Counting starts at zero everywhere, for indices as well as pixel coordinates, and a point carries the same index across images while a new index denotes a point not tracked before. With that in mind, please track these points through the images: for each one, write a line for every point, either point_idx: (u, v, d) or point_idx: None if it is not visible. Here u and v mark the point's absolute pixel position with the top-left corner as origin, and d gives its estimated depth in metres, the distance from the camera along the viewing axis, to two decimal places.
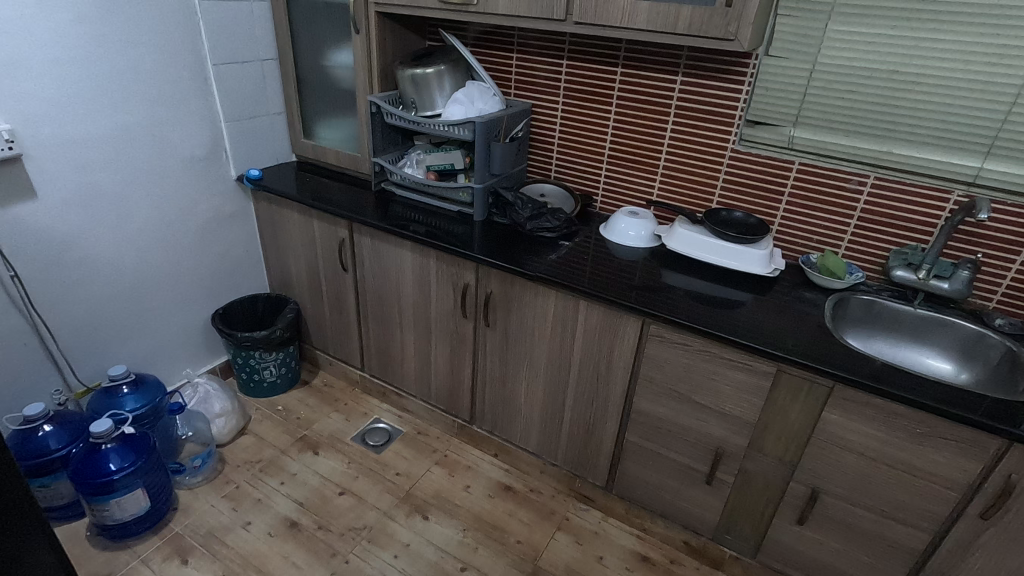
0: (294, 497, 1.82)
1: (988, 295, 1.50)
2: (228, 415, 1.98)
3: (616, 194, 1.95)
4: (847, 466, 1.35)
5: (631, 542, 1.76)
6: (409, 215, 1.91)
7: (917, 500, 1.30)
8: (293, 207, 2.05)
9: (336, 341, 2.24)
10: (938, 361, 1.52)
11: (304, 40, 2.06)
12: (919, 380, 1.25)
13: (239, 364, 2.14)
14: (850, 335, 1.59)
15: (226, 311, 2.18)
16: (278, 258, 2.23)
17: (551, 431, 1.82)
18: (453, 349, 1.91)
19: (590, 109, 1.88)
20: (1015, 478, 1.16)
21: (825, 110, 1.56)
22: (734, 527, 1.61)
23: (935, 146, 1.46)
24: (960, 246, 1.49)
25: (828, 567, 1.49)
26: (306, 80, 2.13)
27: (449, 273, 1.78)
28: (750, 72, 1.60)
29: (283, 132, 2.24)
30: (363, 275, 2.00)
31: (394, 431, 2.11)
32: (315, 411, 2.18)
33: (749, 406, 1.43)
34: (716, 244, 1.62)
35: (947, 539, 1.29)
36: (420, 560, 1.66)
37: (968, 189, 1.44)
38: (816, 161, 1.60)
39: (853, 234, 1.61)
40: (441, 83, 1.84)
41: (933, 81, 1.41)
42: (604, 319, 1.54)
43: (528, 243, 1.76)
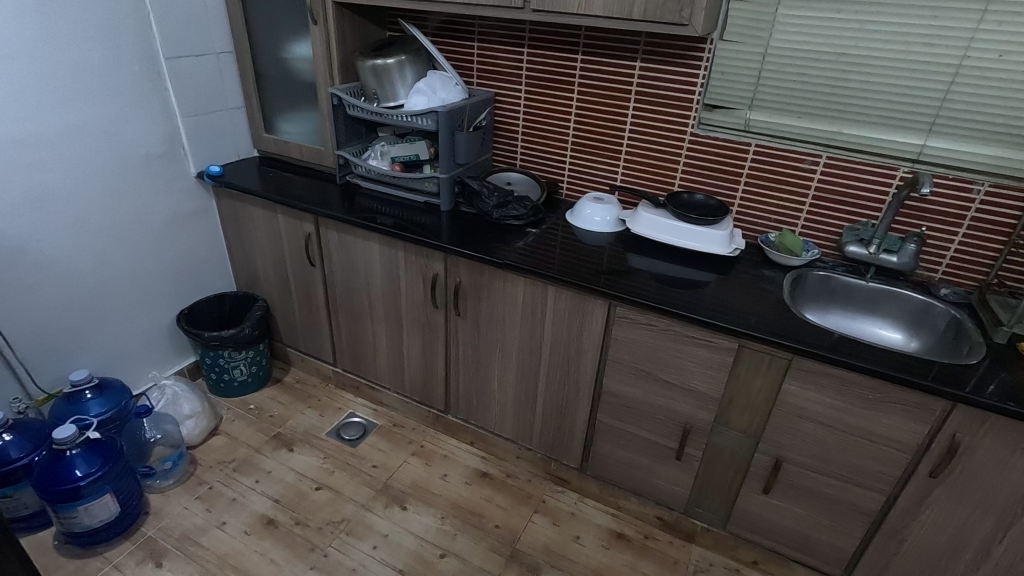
0: (269, 495, 1.81)
1: (934, 266, 1.57)
2: (198, 417, 1.95)
3: (581, 181, 1.97)
4: (808, 434, 1.41)
5: (606, 520, 1.80)
6: (375, 207, 1.90)
7: (872, 463, 1.37)
8: (256, 203, 2.02)
9: (307, 337, 2.23)
10: (889, 331, 1.59)
11: (261, 32, 2.02)
12: (871, 349, 1.31)
13: (207, 364, 2.10)
14: (807, 309, 1.66)
15: (191, 311, 2.14)
16: (243, 256, 2.20)
17: (526, 416, 1.84)
18: (425, 339, 1.91)
19: (553, 97, 1.89)
20: (959, 437, 1.24)
21: (779, 93, 1.61)
22: (704, 500, 1.66)
23: (882, 125, 1.52)
24: (907, 221, 1.56)
25: (794, 532, 1.56)
26: (265, 73, 2.09)
27: (418, 264, 1.78)
28: (706, 57, 1.64)
29: (243, 127, 2.19)
30: (331, 269, 1.98)
31: (369, 425, 2.11)
32: (288, 408, 2.16)
33: (714, 381, 1.47)
34: (679, 226, 1.66)
35: (900, 499, 1.36)
36: (400, 550, 1.67)
37: (914, 166, 1.51)
38: (772, 143, 1.65)
39: (808, 212, 1.67)
40: (403, 74, 1.83)
41: (879, 62, 1.46)
42: (572, 303, 1.57)
43: (496, 232, 1.77)
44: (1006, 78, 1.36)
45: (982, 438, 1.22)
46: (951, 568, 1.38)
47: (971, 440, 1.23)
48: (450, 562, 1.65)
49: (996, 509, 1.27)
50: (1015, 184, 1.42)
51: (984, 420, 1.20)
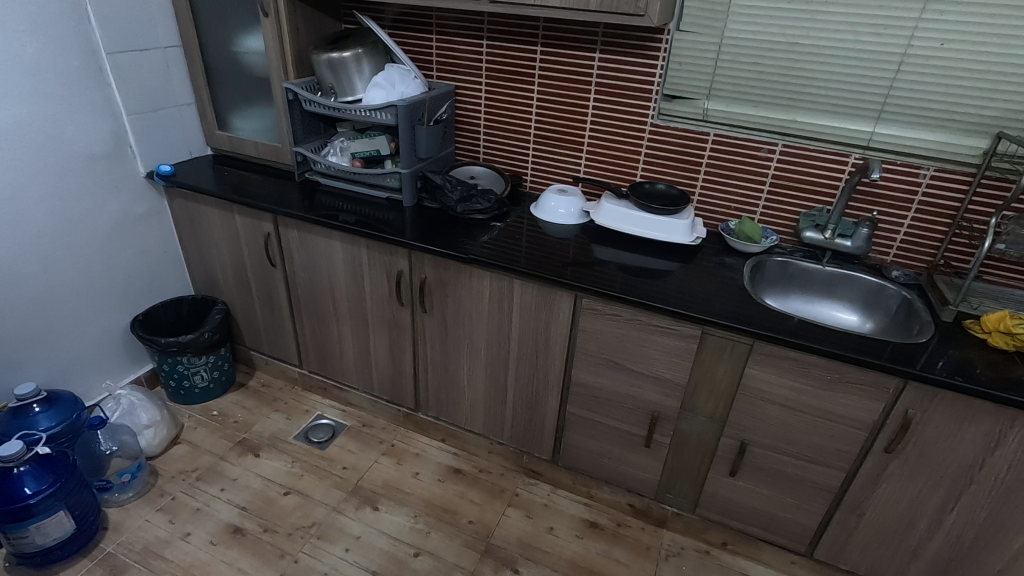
0: (236, 503, 1.77)
1: (886, 249, 1.63)
2: (158, 426, 1.89)
3: (545, 173, 1.97)
4: (771, 417, 1.45)
5: (579, 510, 1.82)
6: (336, 204, 1.86)
7: (831, 442, 1.41)
8: (211, 202, 1.95)
9: (271, 339, 2.17)
10: (846, 313, 1.64)
11: (210, 26, 1.95)
12: (828, 332, 1.34)
13: (165, 371, 2.03)
14: (768, 295, 1.70)
15: (146, 316, 2.05)
16: (200, 257, 2.12)
17: (496, 411, 1.84)
18: (392, 337, 1.89)
19: (514, 90, 1.88)
20: (911, 412, 1.29)
21: (735, 83, 1.63)
22: (673, 485, 1.69)
23: (834, 113, 1.56)
24: (860, 206, 1.61)
25: (760, 512, 1.60)
26: (215, 68, 2.02)
27: (382, 261, 1.75)
28: (664, 47, 1.65)
29: (195, 125, 2.11)
30: (293, 269, 1.94)
31: (338, 426, 2.07)
32: (253, 413, 2.11)
33: (680, 369, 1.49)
34: (642, 217, 1.68)
35: (859, 475, 1.41)
36: (373, 551, 1.65)
37: (865, 152, 1.55)
38: (730, 132, 1.67)
39: (767, 200, 1.70)
40: (360, 67, 1.79)
41: (830, 52, 1.50)
42: (539, 295, 1.57)
43: (461, 227, 1.75)
44: (948, 66, 1.41)
45: (933, 413, 1.27)
46: (907, 538, 1.44)
47: (922, 415, 1.28)
48: (425, 560, 1.64)
49: (947, 480, 1.33)
50: (959, 168, 1.48)
51: (934, 396, 1.25)
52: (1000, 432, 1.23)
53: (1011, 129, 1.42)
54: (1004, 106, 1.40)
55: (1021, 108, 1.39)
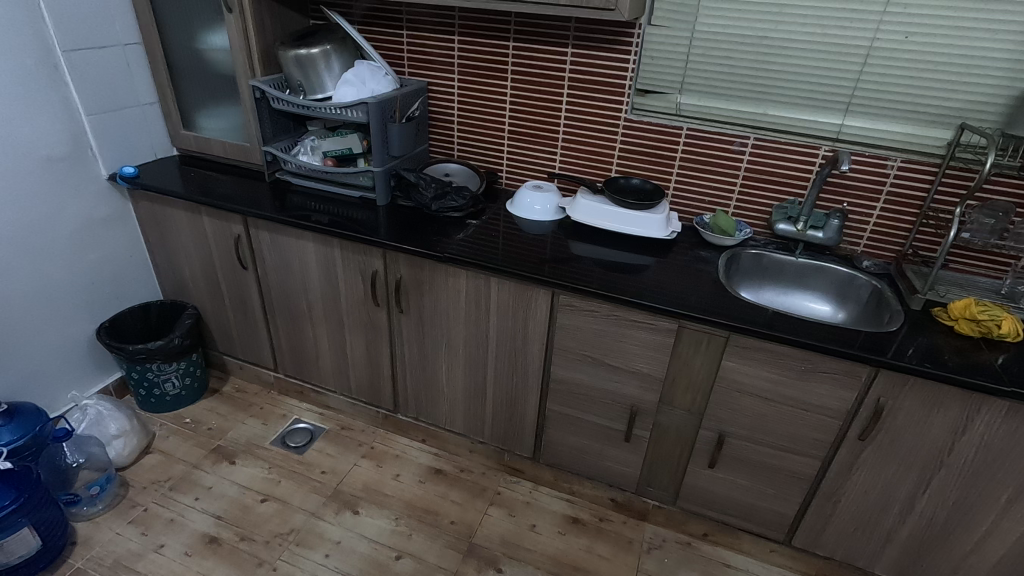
0: (211, 512, 1.72)
1: (856, 240, 1.65)
2: (128, 436, 1.84)
3: (520, 170, 1.96)
4: (747, 408, 1.46)
5: (561, 506, 1.82)
6: (308, 205, 1.83)
7: (807, 431, 1.43)
8: (178, 204, 1.89)
9: (244, 344, 2.12)
10: (819, 303, 1.67)
11: (173, 23, 1.89)
12: (801, 323, 1.36)
13: (135, 379, 1.97)
14: (743, 287, 1.71)
15: (113, 323, 1.99)
16: (168, 261, 2.06)
17: (476, 410, 1.83)
18: (369, 338, 1.86)
19: (487, 86, 1.86)
20: (883, 400, 1.31)
21: (706, 78, 1.64)
22: (654, 478, 1.69)
23: (804, 106, 1.58)
24: (830, 197, 1.63)
25: (739, 503, 1.62)
26: (178, 66, 1.96)
27: (356, 261, 1.72)
28: (635, 42, 1.64)
29: (159, 125, 2.05)
30: (265, 271, 1.89)
31: (316, 430, 2.04)
32: (228, 419, 2.06)
33: (657, 363, 1.50)
34: (617, 212, 1.68)
35: (834, 463, 1.44)
36: (353, 555, 1.63)
37: (834, 144, 1.57)
38: (702, 126, 1.68)
39: (739, 193, 1.71)
40: (329, 64, 1.75)
41: (798, 45, 1.51)
42: (515, 293, 1.56)
43: (436, 225, 1.73)
44: (912, 59, 1.43)
45: (903, 400, 1.29)
46: (881, 522, 1.47)
47: (894, 402, 1.30)
48: (406, 563, 1.62)
49: (918, 465, 1.35)
50: (925, 159, 1.51)
51: (904, 383, 1.27)
52: (967, 416, 1.26)
53: (972, 120, 1.45)
54: (966, 98, 1.43)
55: (982, 99, 1.42)
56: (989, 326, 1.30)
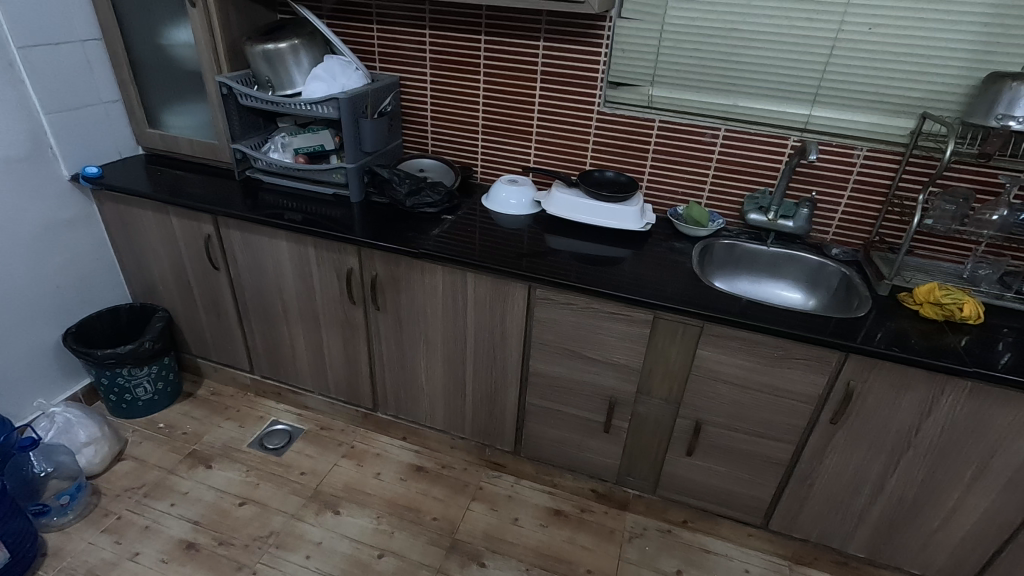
0: (187, 517, 1.69)
1: (826, 228, 1.69)
2: (98, 443, 1.79)
3: (495, 164, 1.95)
4: (722, 395, 1.48)
5: (543, 499, 1.83)
6: (280, 202, 1.80)
7: (780, 417, 1.46)
8: (145, 205, 1.84)
9: (218, 346, 2.08)
10: (790, 291, 1.70)
11: (134, 18, 1.84)
12: (773, 311, 1.38)
13: (104, 386, 1.92)
14: (716, 277, 1.74)
15: (80, 328, 1.93)
16: (137, 263, 2.01)
17: (456, 405, 1.82)
18: (346, 336, 1.84)
19: (460, 80, 1.85)
20: (853, 383, 1.34)
21: (677, 70, 1.65)
22: (633, 468, 1.71)
23: (772, 97, 1.60)
24: (800, 187, 1.66)
25: (717, 489, 1.64)
26: (141, 62, 1.91)
27: (330, 259, 1.70)
28: (606, 35, 1.65)
29: (123, 123, 2.00)
30: (237, 271, 1.86)
31: (295, 431, 2.02)
32: (203, 423, 2.02)
33: (634, 353, 1.51)
34: (592, 205, 1.68)
35: (807, 446, 1.47)
36: (335, 556, 1.62)
37: (802, 135, 1.60)
38: (674, 118, 1.69)
39: (712, 184, 1.73)
40: (298, 59, 1.72)
41: (765, 38, 1.53)
42: (492, 287, 1.55)
43: (411, 221, 1.72)
44: (876, 49, 1.46)
45: (872, 383, 1.33)
46: (854, 503, 1.51)
47: (863, 385, 1.34)
48: (389, 561, 1.61)
49: (887, 446, 1.39)
50: (889, 148, 1.54)
51: (873, 366, 1.30)
52: (933, 397, 1.29)
53: (934, 109, 1.49)
54: (928, 88, 1.46)
55: (942, 89, 1.46)
56: (952, 309, 1.34)
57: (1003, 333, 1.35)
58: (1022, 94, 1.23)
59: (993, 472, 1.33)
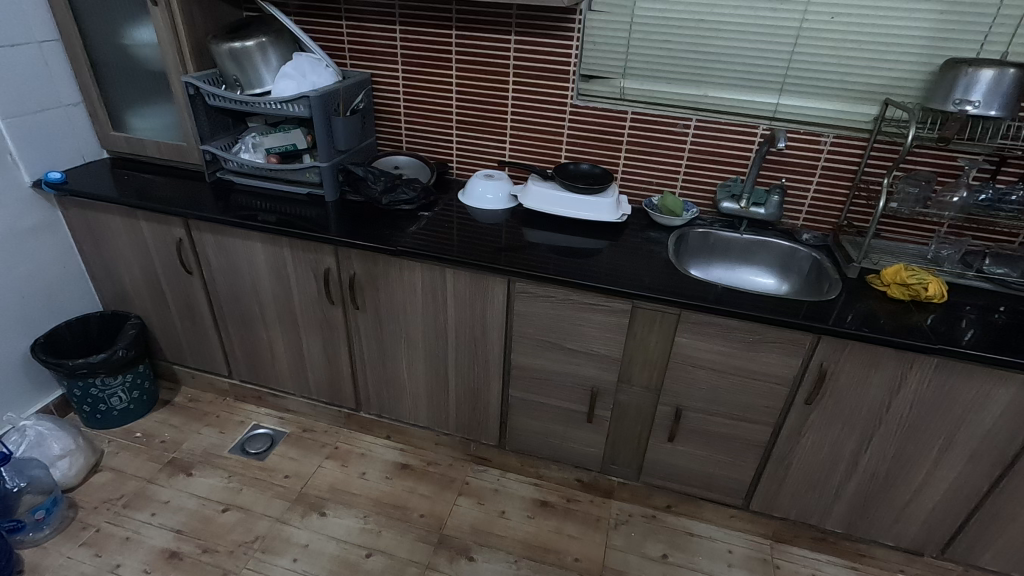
0: (169, 526, 1.67)
1: (796, 214, 1.73)
2: (73, 454, 1.75)
3: (470, 159, 1.95)
4: (701, 381, 1.51)
5: (529, 491, 1.84)
6: (253, 204, 1.77)
7: (758, 400, 1.49)
8: (113, 210, 1.80)
9: (195, 351, 2.05)
10: (764, 277, 1.73)
11: (93, 18, 1.78)
12: (747, 297, 1.41)
13: (77, 397, 1.87)
14: (692, 265, 1.77)
15: (49, 338, 1.88)
16: (106, 270, 1.96)
17: (439, 401, 1.82)
18: (325, 337, 1.83)
19: (432, 76, 1.84)
20: (826, 364, 1.38)
21: (648, 61, 1.67)
22: (617, 456, 1.74)
23: (741, 87, 1.63)
24: (770, 174, 1.70)
25: (699, 473, 1.67)
26: (102, 63, 1.86)
27: (307, 259, 1.68)
28: (577, 28, 1.66)
29: (85, 126, 1.94)
30: (211, 275, 1.83)
31: (276, 434, 2.00)
32: (182, 430, 1.99)
33: (614, 343, 1.53)
34: (568, 198, 1.70)
35: (784, 427, 1.51)
36: (322, 557, 1.61)
37: (771, 123, 1.63)
38: (646, 109, 1.71)
39: (685, 173, 1.76)
40: (266, 57, 1.70)
41: (732, 28, 1.55)
42: (471, 282, 1.55)
43: (388, 219, 1.71)
44: (839, 38, 1.49)
45: (844, 363, 1.37)
46: (830, 480, 1.55)
47: (835, 366, 1.37)
48: (377, 560, 1.61)
49: (860, 424, 1.44)
50: (855, 134, 1.58)
51: (845, 347, 1.34)
52: (902, 375, 1.34)
53: (895, 96, 1.53)
54: (890, 75, 1.51)
55: (903, 76, 1.50)
56: (918, 289, 1.38)
57: (966, 310, 1.40)
58: (978, 79, 1.27)
59: (960, 445, 1.38)
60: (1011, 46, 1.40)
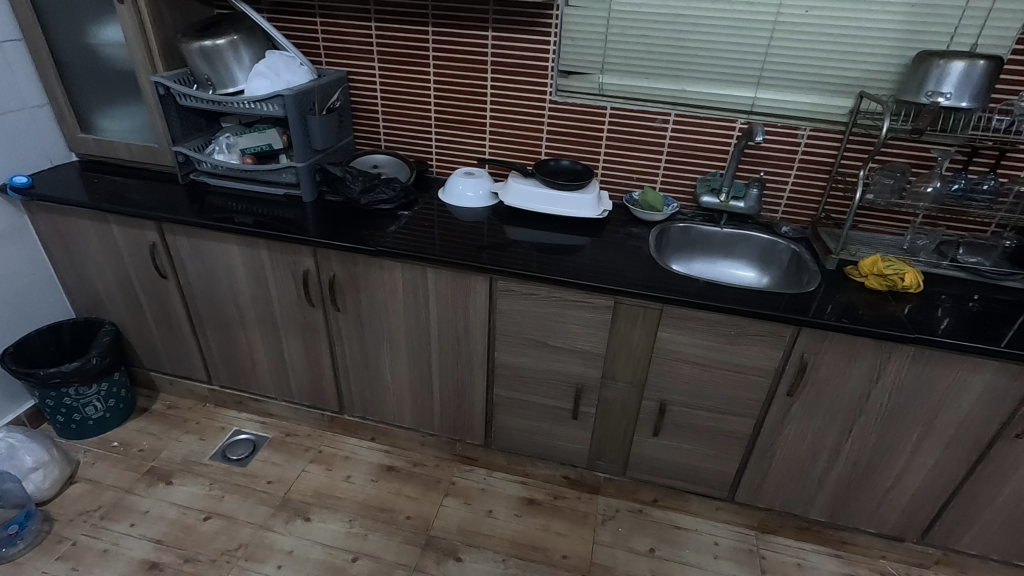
0: (150, 537, 1.63)
1: (775, 207, 1.74)
2: (48, 466, 1.70)
3: (450, 157, 1.93)
4: (685, 375, 1.52)
5: (516, 489, 1.84)
6: (229, 206, 1.74)
7: (741, 392, 1.50)
8: (82, 214, 1.75)
9: (172, 357, 2.01)
10: (745, 270, 1.74)
11: (57, 17, 1.73)
12: (728, 291, 1.42)
13: (50, 407, 1.83)
14: (674, 260, 1.77)
15: (19, 348, 1.83)
16: (77, 276, 1.91)
17: (424, 402, 1.81)
18: (306, 340, 1.80)
19: (410, 73, 1.82)
20: (806, 356, 1.39)
21: (625, 57, 1.67)
22: (603, 452, 1.74)
23: (719, 81, 1.63)
24: (748, 168, 1.71)
25: (684, 466, 1.68)
26: (68, 64, 1.81)
27: (285, 262, 1.65)
28: (555, 23, 1.65)
29: (52, 129, 1.89)
30: (187, 279, 1.79)
31: (259, 440, 1.97)
32: (161, 438, 1.95)
33: (598, 339, 1.53)
34: (549, 195, 1.69)
35: (767, 419, 1.52)
36: (308, 563, 1.59)
37: (749, 118, 1.64)
38: (625, 105, 1.71)
39: (665, 168, 1.76)
40: (238, 55, 1.66)
41: (708, 22, 1.56)
42: (453, 281, 1.54)
43: (367, 219, 1.68)
44: (814, 32, 1.50)
45: (824, 354, 1.38)
46: (813, 470, 1.57)
47: (816, 357, 1.39)
48: (364, 564, 1.59)
49: (841, 413, 1.45)
50: (831, 127, 1.60)
51: (825, 339, 1.35)
52: (880, 364, 1.35)
53: (870, 88, 1.55)
54: (864, 67, 1.52)
55: (877, 69, 1.51)
56: (895, 279, 1.41)
57: (942, 300, 1.42)
58: (949, 72, 1.28)
59: (937, 432, 1.40)
60: (980, 38, 1.42)
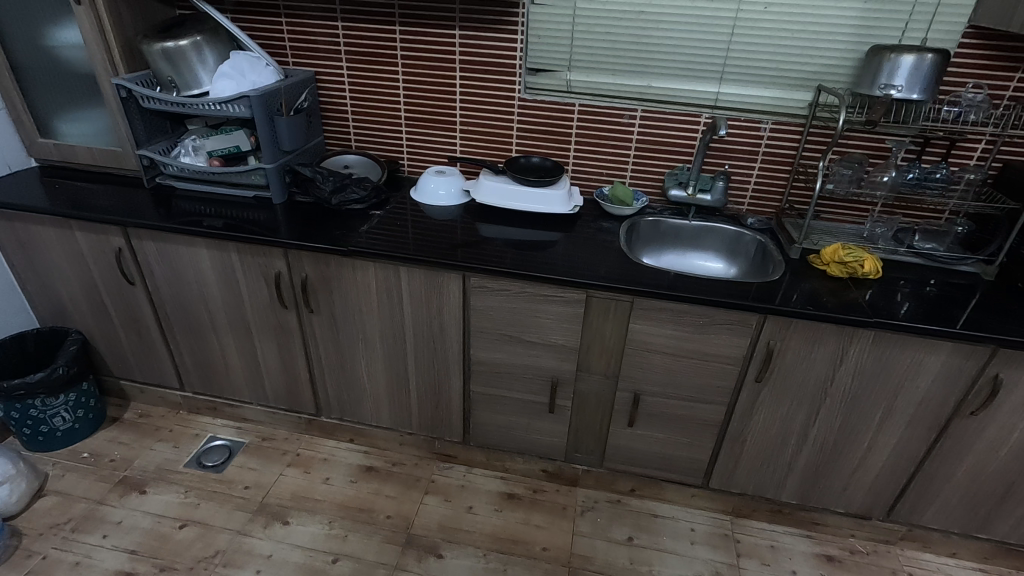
0: (123, 548, 1.61)
1: (741, 200, 1.78)
2: (15, 480, 1.65)
3: (422, 155, 1.93)
4: (657, 365, 1.55)
5: (495, 485, 1.85)
6: (197, 209, 1.71)
7: (711, 380, 1.54)
8: (44, 221, 1.71)
9: (143, 365, 1.97)
10: (713, 261, 1.78)
11: (10, 19, 1.68)
12: (696, 282, 1.45)
13: (15, 420, 1.78)
14: (644, 253, 1.80)
15: None
16: (40, 284, 1.86)
17: (401, 401, 1.81)
18: (280, 343, 1.78)
19: (378, 72, 1.82)
20: (772, 343, 1.43)
21: (592, 53, 1.69)
22: (580, 445, 1.76)
23: (684, 77, 1.66)
24: (714, 161, 1.74)
25: (659, 455, 1.71)
26: (24, 67, 1.76)
27: (256, 264, 1.64)
28: (521, 22, 1.66)
29: (8, 134, 1.84)
30: (156, 284, 1.76)
31: (235, 445, 1.94)
32: (133, 447, 1.91)
33: (571, 333, 1.55)
34: (520, 191, 1.70)
35: (737, 406, 1.56)
36: (287, 566, 1.58)
37: (713, 112, 1.68)
38: (593, 101, 1.73)
39: (634, 163, 1.79)
40: (201, 56, 1.64)
41: (670, 19, 1.59)
42: (426, 280, 1.55)
43: (338, 219, 1.68)
44: (772, 28, 1.54)
45: (789, 341, 1.42)
46: (782, 454, 1.61)
47: (781, 344, 1.43)
48: (344, 564, 1.59)
49: (807, 398, 1.50)
50: (792, 120, 1.64)
51: (790, 326, 1.40)
52: (843, 349, 1.40)
53: (828, 82, 1.59)
54: (822, 62, 1.56)
55: (834, 63, 1.56)
56: (855, 266, 1.45)
57: (900, 285, 1.47)
58: (899, 65, 1.33)
59: (899, 412, 1.46)
60: (930, 32, 1.47)
